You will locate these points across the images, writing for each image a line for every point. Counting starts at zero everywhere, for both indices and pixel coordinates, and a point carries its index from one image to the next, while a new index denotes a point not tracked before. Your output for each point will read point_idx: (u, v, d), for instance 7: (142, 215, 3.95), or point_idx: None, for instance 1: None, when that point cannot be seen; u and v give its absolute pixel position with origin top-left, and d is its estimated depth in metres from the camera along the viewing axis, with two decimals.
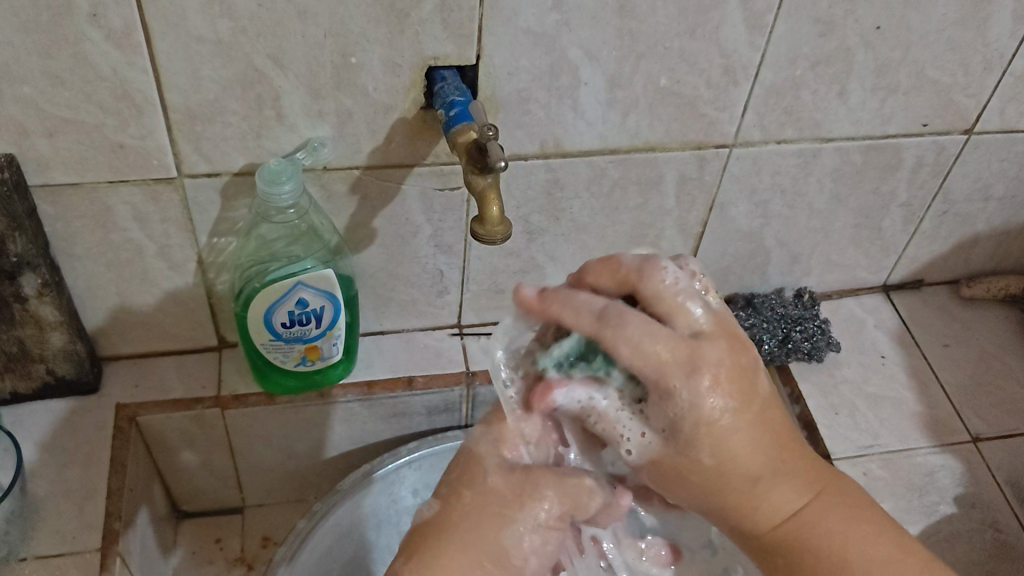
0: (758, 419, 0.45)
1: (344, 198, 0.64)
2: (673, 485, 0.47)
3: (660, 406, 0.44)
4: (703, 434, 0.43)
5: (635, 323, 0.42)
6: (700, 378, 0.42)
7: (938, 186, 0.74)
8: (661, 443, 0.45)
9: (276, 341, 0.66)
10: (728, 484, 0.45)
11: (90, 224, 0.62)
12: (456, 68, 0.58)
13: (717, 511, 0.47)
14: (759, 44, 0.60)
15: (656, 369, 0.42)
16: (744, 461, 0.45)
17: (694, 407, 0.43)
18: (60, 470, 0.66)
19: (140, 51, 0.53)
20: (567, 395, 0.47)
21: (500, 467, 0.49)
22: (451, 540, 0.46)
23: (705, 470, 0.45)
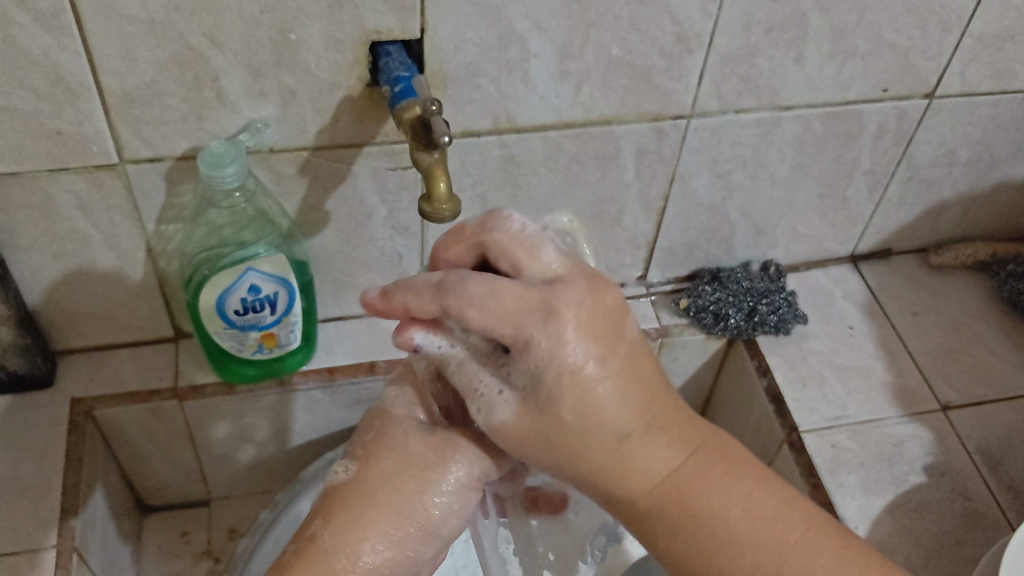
0: (620, 373, 0.44)
1: (294, 180, 0.63)
2: (534, 454, 0.45)
3: (518, 359, 0.43)
4: (563, 386, 0.43)
5: (476, 282, 0.43)
6: (554, 324, 0.42)
7: (901, 152, 0.73)
8: (518, 406, 0.44)
9: (230, 330, 0.64)
10: (592, 440, 0.44)
11: (32, 215, 0.60)
12: (401, 43, 0.57)
13: (588, 477, 0.45)
14: (710, 11, 0.58)
15: (510, 321, 0.42)
16: (608, 414, 0.43)
17: (555, 356, 0.42)
18: (14, 466, 0.65)
19: (71, 33, 0.51)
20: (427, 338, 0.46)
21: (414, 427, 0.52)
22: (373, 505, 0.49)
23: (567, 428, 0.43)
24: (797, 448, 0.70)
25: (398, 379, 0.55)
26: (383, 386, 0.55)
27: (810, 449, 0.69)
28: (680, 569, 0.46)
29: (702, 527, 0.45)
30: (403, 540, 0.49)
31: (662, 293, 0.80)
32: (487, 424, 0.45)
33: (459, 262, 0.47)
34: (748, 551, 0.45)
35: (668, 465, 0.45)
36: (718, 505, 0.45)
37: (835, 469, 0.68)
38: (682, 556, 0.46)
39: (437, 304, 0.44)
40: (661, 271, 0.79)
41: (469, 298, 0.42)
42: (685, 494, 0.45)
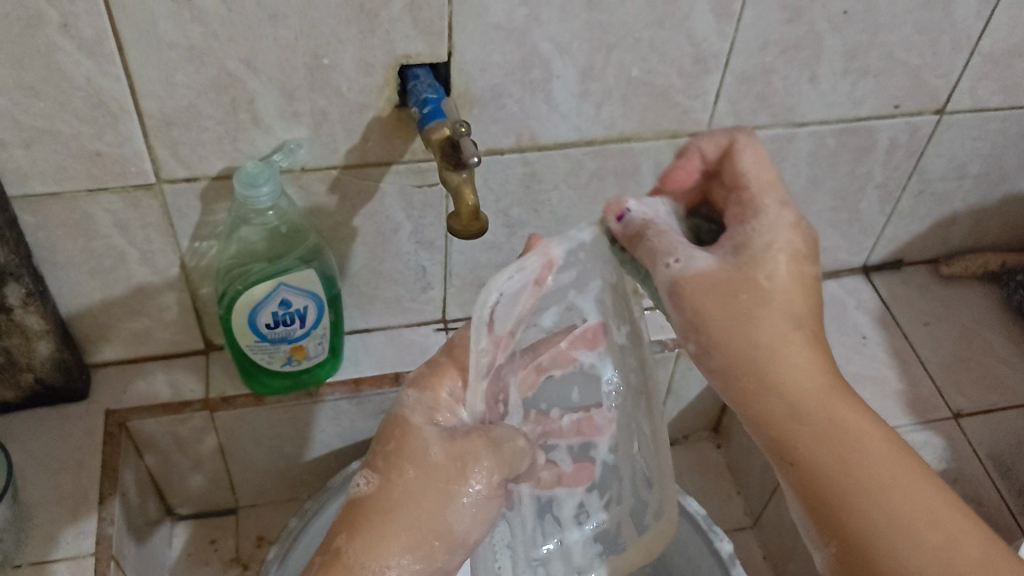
0: (807, 277, 0.47)
1: (324, 198, 0.65)
2: (712, 311, 0.46)
3: (736, 227, 0.48)
4: (765, 253, 0.46)
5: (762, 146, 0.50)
6: (786, 207, 0.48)
7: (912, 166, 0.75)
8: (716, 262, 0.47)
9: (261, 342, 0.66)
10: (768, 311, 0.46)
11: (71, 233, 0.62)
12: (429, 66, 0.59)
13: (755, 355, 0.46)
14: (728, 32, 0.60)
15: (763, 180, 0.48)
16: (786, 294, 0.46)
17: (776, 228, 0.47)
18: (52, 475, 0.66)
19: (113, 58, 0.53)
20: (639, 206, 0.51)
21: (438, 437, 0.53)
22: (399, 521, 0.51)
23: (754, 291, 0.46)
24: None
25: (420, 383, 0.56)
26: (407, 392, 0.56)
27: None
28: (815, 477, 0.44)
29: (847, 441, 0.44)
30: (429, 554, 0.51)
31: None
32: (680, 274, 0.46)
33: (693, 165, 0.52)
34: (893, 482, 0.43)
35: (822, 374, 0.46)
36: (867, 430, 0.45)
37: None
38: (818, 465, 0.44)
39: (725, 139, 0.50)
40: None
41: (749, 147, 0.49)
42: (840, 407, 0.45)
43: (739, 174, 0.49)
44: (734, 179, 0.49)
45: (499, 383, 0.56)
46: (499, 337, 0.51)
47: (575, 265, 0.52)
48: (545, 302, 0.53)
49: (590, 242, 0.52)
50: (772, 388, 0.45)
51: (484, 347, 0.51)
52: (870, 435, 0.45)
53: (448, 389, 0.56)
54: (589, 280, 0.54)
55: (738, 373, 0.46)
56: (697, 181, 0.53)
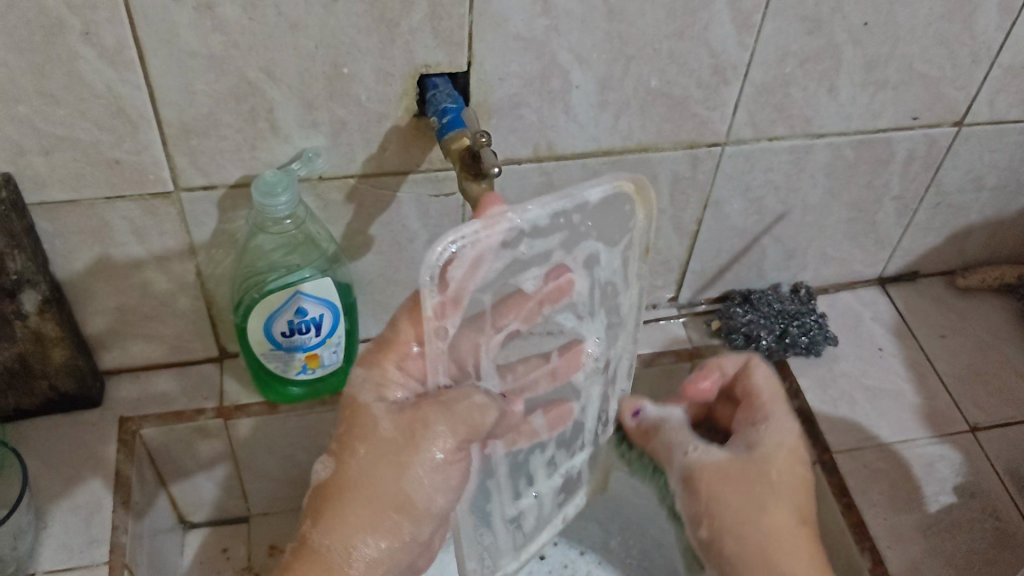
0: (803, 484, 0.59)
1: (340, 206, 0.64)
2: (721, 500, 0.58)
3: (747, 429, 0.61)
4: (768, 455, 0.59)
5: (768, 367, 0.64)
6: (787, 417, 0.61)
7: (930, 178, 0.74)
8: (727, 459, 0.60)
9: (276, 350, 0.66)
10: (771, 508, 0.57)
11: (88, 240, 0.62)
12: (448, 75, 0.58)
13: (760, 547, 0.56)
14: (747, 44, 0.60)
15: (768, 392, 0.62)
16: (784, 492, 0.58)
17: (778, 439, 0.60)
18: (65, 483, 0.66)
19: (134, 67, 0.53)
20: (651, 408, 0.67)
21: (389, 410, 0.54)
22: (357, 504, 0.54)
23: (759, 482, 0.58)
24: (827, 468, 0.71)
25: (366, 360, 0.55)
26: (355, 369, 0.55)
27: (843, 470, 0.72)
28: None
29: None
30: (394, 527, 0.54)
31: (693, 313, 0.82)
32: (695, 459, 0.61)
33: (707, 387, 0.65)
34: None
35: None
36: None
37: (866, 490, 0.71)
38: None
39: (742, 359, 0.65)
40: (692, 292, 0.81)
41: (758, 366, 0.63)
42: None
43: (751, 384, 0.63)
44: (746, 389, 0.63)
45: (466, 347, 0.56)
46: (454, 295, 0.52)
47: (561, 229, 0.52)
48: (523, 263, 0.53)
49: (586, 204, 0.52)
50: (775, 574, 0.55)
51: (438, 306, 0.51)
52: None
53: (395, 364, 0.55)
54: (578, 240, 0.54)
55: (745, 559, 0.57)
56: (713, 393, 0.66)
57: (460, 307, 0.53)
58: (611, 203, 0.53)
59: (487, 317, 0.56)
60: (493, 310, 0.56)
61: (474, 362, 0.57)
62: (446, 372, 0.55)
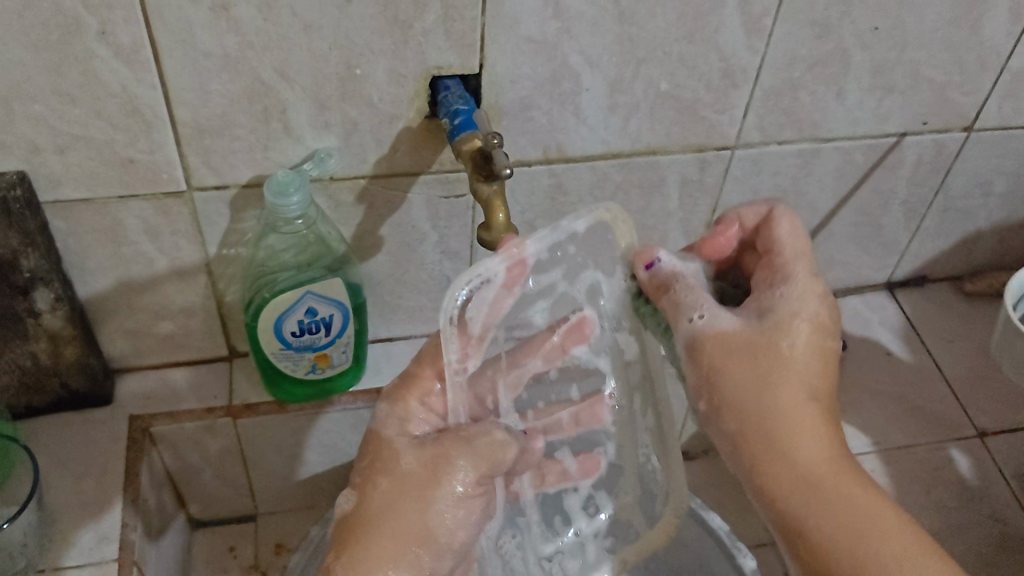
0: (821, 354, 0.53)
1: (351, 207, 0.65)
2: (727, 374, 0.52)
3: (764, 293, 0.54)
4: (783, 323, 0.53)
5: (793, 219, 0.56)
6: (811, 278, 0.54)
7: (937, 183, 0.75)
8: (738, 325, 0.53)
9: (286, 350, 0.66)
10: (783, 372, 0.52)
11: (101, 239, 0.62)
12: (459, 77, 0.59)
13: (767, 418, 0.51)
14: (757, 48, 0.61)
15: (789, 253, 0.55)
16: (800, 367, 0.52)
17: (797, 302, 0.53)
18: (76, 480, 0.67)
19: (149, 67, 0.54)
20: (668, 258, 0.55)
21: (411, 445, 0.56)
22: (378, 535, 0.53)
23: (775, 354, 0.52)
24: None
25: (391, 396, 0.58)
26: (380, 405, 0.58)
27: None
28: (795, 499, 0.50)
29: (844, 503, 0.49)
30: (415, 562, 0.54)
31: None
32: (703, 328, 0.53)
33: (726, 235, 0.58)
34: (851, 521, 0.49)
35: (824, 462, 0.50)
36: (852, 498, 0.49)
37: None
38: (825, 530, 0.49)
39: (765, 207, 0.57)
40: None
41: (785, 217, 0.55)
42: (843, 475, 0.50)
43: (774, 240, 0.56)
44: (767, 244, 0.56)
45: (484, 385, 0.57)
46: (477, 335, 0.53)
47: (559, 261, 0.54)
48: (531, 298, 0.55)
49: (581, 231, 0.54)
50: (776, 455, 0.51)
51: (456, 347, 0.53)
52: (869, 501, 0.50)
53: (418, 400, 0.57)
54: (579, 270, 0.56)
55: (748, 429, 0.52)
56: (731, 246, 0.58)
57: (482, 351, 0.55)
58: (597, 232, 0.55)
59: (505, 358, 0.57)
60: (511, 353, 0.57)
61: (493, 400, 0.58)
62: (466, 411, 0.57)
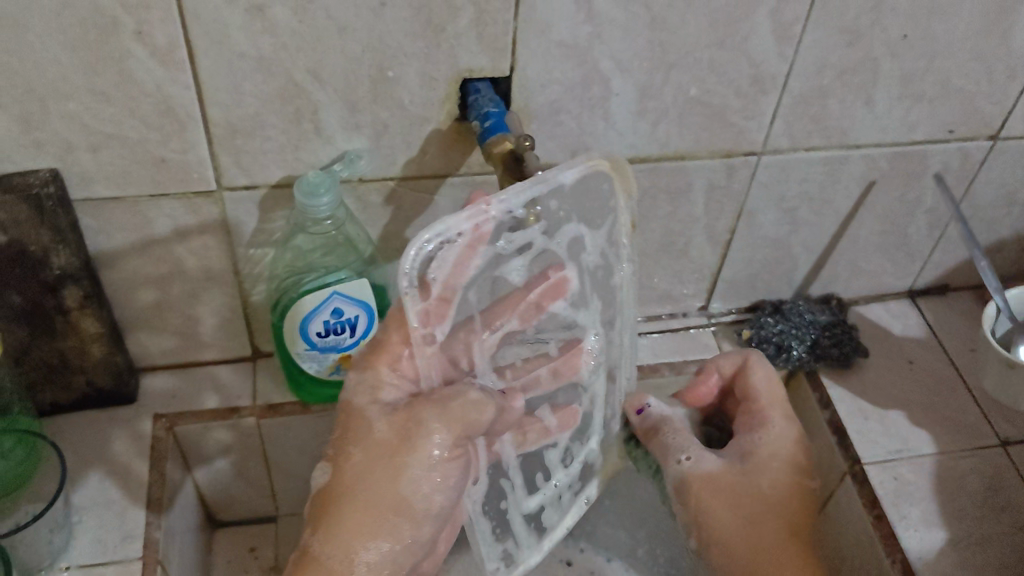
0: (797, 491, 0.62)
1: (379, 209, 0.65)
2: (712, 509, 0.62)
3: (744, 436, 0.65)
4: (763, 462, 0.63)
5: (766, 367, 0.67)
6: (785, 422, 0.64)
7: (963, 192, 0.75)
8: (721, 465, 0.63)
9: (311, 351, 0.67)
10: (756, 504, 0.61)
11: (131, 238, 0.63)
12: (490, 80, 0.59)
13: (751, 555, 0.60)
14: (787, 55, 0.61)
15: (765, 399, 0.65)
16: (774, 500, 0.62)
17: (770, 446, 0.63)
18: (101, 478, 0.67)
19: (184, 67, 0.54)
20: (655, 403, 0.67)
21: (383, 412, 0.54)
22: (356, 507, 0.54)
23: (754, 493, 0.62)
24: (859, 480, 0.72)
25: (358, 366, 0.54)
26: (348, 373, 0.55)
27: (872, 482, 0.72)
28: None
29: None
30: (394, 530, 0.54)
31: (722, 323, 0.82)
32: (689, 470, 0.63)
33: (707, 384, 0.69)
34: None
35: None
36: None
37: (898, 501, 0.71)
38: None
39: (740, 357, 0.68)
40: (723, 301, 0.81)
41: (757, 366, 0.66)
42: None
43: (749, 388, 0.66)
44: (744, 391, 0.67)
45: (457, 345, 0.55)
46: (440, 295, 0.51)
47: (541, 217, 0.52)
48: (504, 255, 0.53)
49: (566, 186, 0.51)
50: None
51: (422, 305, 0.51)
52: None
53: (388, 366, 0.54)
54: (553, 223, 0.53)
55: (737, 565, 0.61)
56: (712, 394, 0.70)
57: (450, 313, 0.53)
58: (587, 182, 0.53)
59: (477, 317, 0.56)
60: (483, 308, 0.56)
61: (467, 360, 0.57)
62: (439, 373, 0.55)
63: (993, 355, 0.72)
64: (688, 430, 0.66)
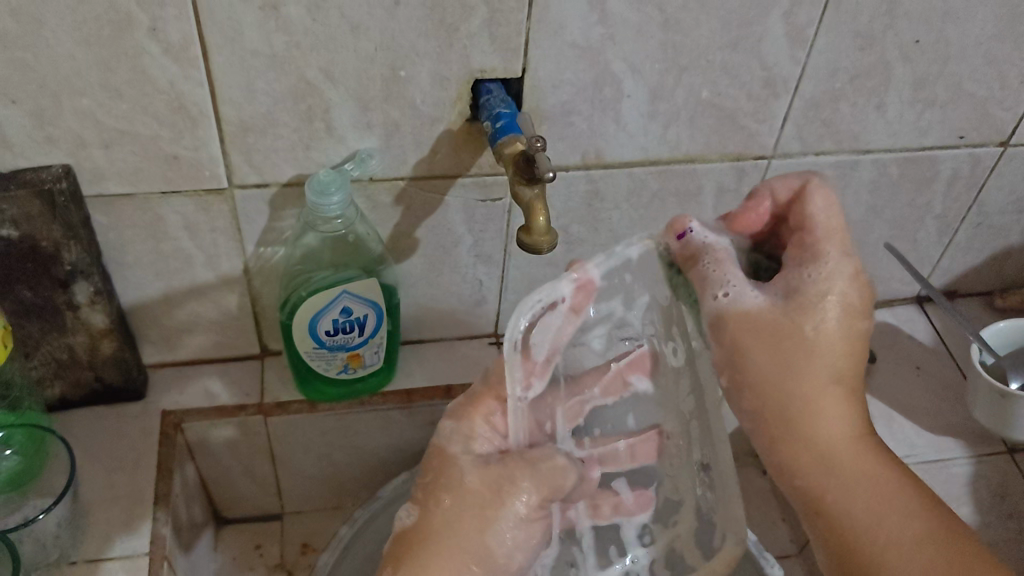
0: (852, 337, 0.50)
1: (389, 209, 0.65)
2: (755, 359, 0.50)
3: (792, 270, 0.51)
4: (813, 302, 0.50)
5: (823, 192, 0.51)
6: (843, 258, 0.50)
7: (973, 198, 0.75)
8: (764, 302, 0.50)
9: (320, 349, 0.67)
10: (810, 367, 0.50)
11: (142, 234, 0.63)
12: (501, 81, 0.59)
13: (794, 404, 0.50)
14: (800, 58, 0.61)
15: (822, 228, 0.50)
16: (824, 353, 0.50)
17: (828, 287, 0.50)
18: (108, 474, 0.67)
19: (197, 64, 0.54)
20: (696, 229, 0.52)
21: (473, 465, 0.56)
22: (437, 552, 0.54)
23: (803, 341, 0.50)
24: None
25: (455, 415, 0.59)
26: (444, 422, 0.59)
27: None
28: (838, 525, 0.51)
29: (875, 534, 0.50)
30: None
31: None
32: (727, 307, 0.50)
33: (755, 211, 0.54)
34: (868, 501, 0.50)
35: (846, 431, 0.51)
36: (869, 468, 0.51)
37: None
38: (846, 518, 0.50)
39: (799, 181, 0.52)
40: None
41: (819, 192, 0.51)
42: (873, 475, 0.51)
43: (806, 215, 0.51)
44: (800, 220, 0.52)
45: (545, 409, 0.60)
46: (541, 362, 0.56)
47: (616, 288, 0.55)
48: (590, 324, 0.57)
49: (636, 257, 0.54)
50: (800, 438, 0.51)
51: (519, 379, 0.56)
52: (891, 484, 0.51)
53: (482, 418, 0.59)
54: (637, 296, 0.56)
55: (771, 412, 0.51)
56: (764, 221, 0.55)
57: (545, 377, 0.58)
58: (651, 261, 0.55)
59: (563, 385, 0.59)
60: (568, 378, 0.59)
61: (551, 425, 0.61)
62: (525, 435, 0.59)
63: (986, 381, 0.71)
64: (731, 261, 0.51)
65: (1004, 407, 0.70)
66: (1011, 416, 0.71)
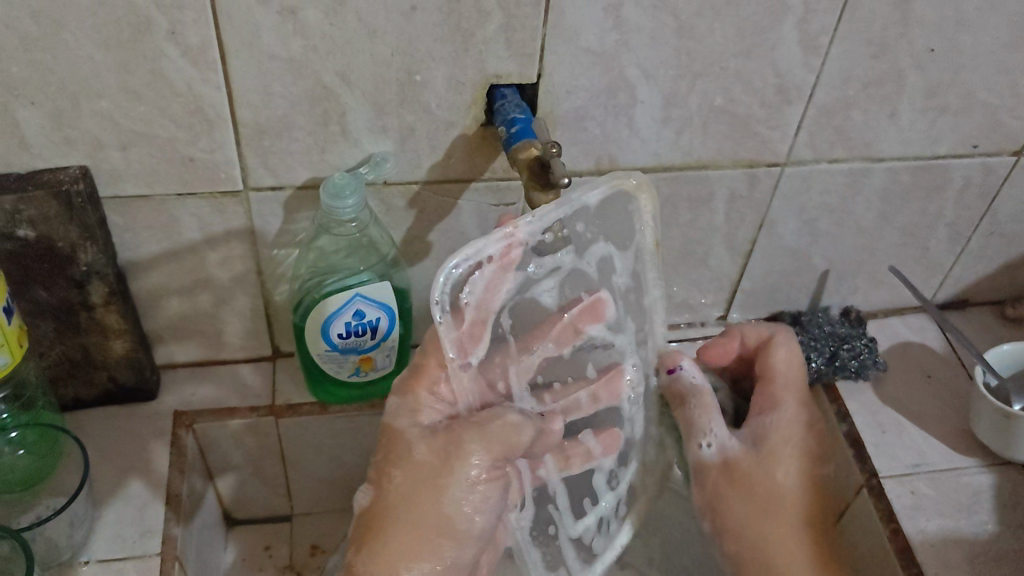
0: (809, 496, 0.66)
1: (403, 212, 0.66)
2: (729, 503, 0.65)
3: (756, 420, 0.67)
4: (774, 452, 0.66)
5: (785, 350, 0.69)
6: (797, 410, 0.67)
7: (984, 207, 0.75)
8: (740, 450, 0.66)
9: (332, 352, 0.67)
10: (775, 501, 0.65)
11: (157, 236, 0.63)
12: (516, 86, 0.59)
13: (759, 538, 0.65)
14: (813, 65, 0.61)
15: (785, 377, 0.68)
16: (785, 494, 0.66)
17: (787, 434, 0.66)
18: (121, 474, 0.67)
19: (215, 67, 0.55)
20: (687, 366, 0.66)
21: (423, 434, 0.57)
22: (397, 526, 0.56)
23: (764, 483, 0.65)
24: (876, 493, 0.72)
25: (399, 391, 0.59)
26: (390, 399, 0.59)
27: (888, 495, 0.71)
28: None
29: None
30: (437, 550, 0.56)
31: None
32: (712, 454, 0.65)
33: (725, 351, 0.71)
34: None
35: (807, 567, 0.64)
36: None
37: (912, 515, 0.70)
38: None
39: (767, 333, 0.70)
40: (741, 312, 0.81)
41: (782, 345, 0.69)
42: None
43: (771, 362, 0.69)
44: (765, 366, 0.69)
45: (494, 369, 0.60)
46: (472, 321, 0.56)
47: (567, 239, 0.57)
48: (536, 277, 0.58)
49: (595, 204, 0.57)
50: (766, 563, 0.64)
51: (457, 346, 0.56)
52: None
53: (427, 389, 0.59)
54: (590, 245, 0.59)
55: (746, 550, 0.65)
56: (731, 357, 0.71)
57: (484, 340, 0.57)
58: (608, 203, 0.57)
59: (513, 343, 0.60)
60: (517, 335, 0.60)
61: (503, 385, 0.61)
62: (475, 396, 0.59)
63: (988, 403, 0.71)
64: (713, 411, 0.65)
65: (1006, 428, 0.70)
66: (1012, 438, 0.71)
